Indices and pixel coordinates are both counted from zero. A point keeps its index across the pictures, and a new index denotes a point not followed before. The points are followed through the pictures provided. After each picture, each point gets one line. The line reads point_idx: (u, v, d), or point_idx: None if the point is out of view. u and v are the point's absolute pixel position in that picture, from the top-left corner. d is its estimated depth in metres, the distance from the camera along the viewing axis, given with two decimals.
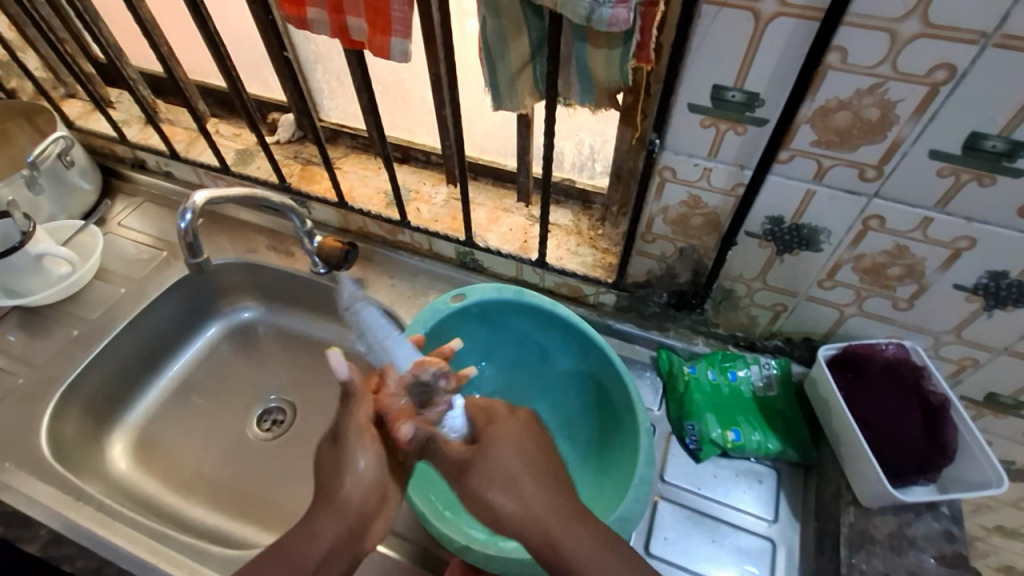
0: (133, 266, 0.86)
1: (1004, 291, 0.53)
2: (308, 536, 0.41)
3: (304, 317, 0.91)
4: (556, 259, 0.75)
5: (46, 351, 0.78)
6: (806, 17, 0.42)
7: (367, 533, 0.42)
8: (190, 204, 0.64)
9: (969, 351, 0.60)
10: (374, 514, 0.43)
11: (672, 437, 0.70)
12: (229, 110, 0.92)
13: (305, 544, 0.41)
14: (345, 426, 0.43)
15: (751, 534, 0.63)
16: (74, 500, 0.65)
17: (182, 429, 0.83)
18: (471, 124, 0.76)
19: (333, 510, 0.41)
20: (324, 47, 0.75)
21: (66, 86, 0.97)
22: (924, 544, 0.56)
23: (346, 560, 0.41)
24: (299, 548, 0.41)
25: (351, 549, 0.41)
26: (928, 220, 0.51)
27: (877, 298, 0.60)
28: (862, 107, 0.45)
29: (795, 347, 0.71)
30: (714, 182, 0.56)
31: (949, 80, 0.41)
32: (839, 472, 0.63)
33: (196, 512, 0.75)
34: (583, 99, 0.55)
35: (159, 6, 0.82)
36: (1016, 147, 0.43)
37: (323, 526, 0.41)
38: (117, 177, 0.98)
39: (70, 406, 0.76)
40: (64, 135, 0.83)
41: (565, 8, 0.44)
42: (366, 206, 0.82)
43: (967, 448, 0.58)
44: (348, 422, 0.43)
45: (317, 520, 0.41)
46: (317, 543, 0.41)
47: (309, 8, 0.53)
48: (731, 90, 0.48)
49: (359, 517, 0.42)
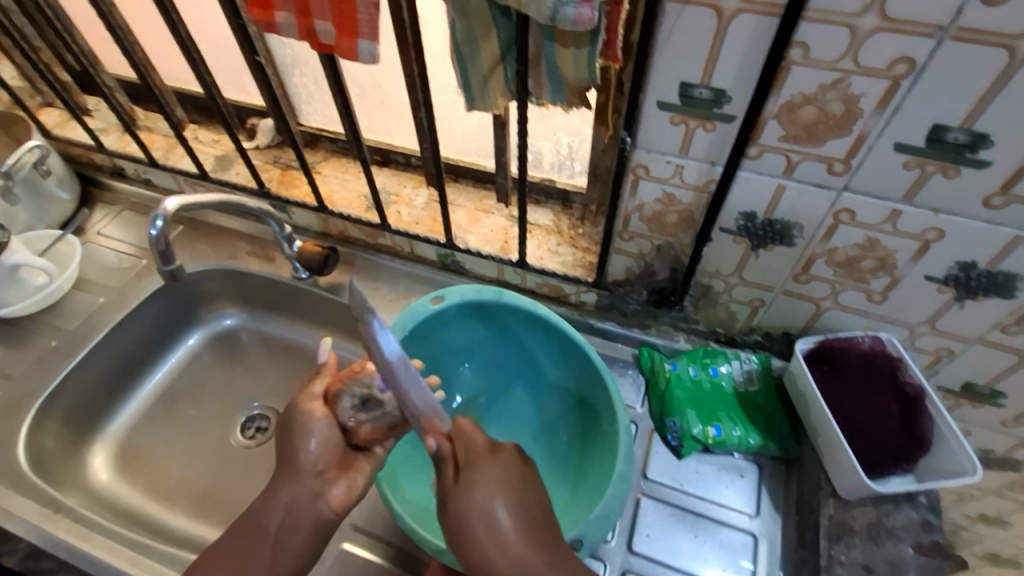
0: (113, 275, 0.86)
1: (975, 281, 0.54)
2: (269, 501, 0.48)
3: (286, 322, 0.90)
4: (536, 259, 0.75)
5: (24, 362, 0.77)
6: (768, 14, 0.42)
7: (326, 493, 0.49)
8: (161, 210, 0.64)
9: (943, 342, 0.61)
10: (333, 477, 0.51)
11: (654, 434, 0.70)
12: (208, 116, 0.92)
13: (265, 511, 0.48)
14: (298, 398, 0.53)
15: (732, 529, 0.63)
16: (53, 512, 0.65)
17: (164, 438, 0.83)
18: (448, 124, 0.76)
19: (290, 480, 0.49)
20: (300, 51, 0.75)
21: (42, 95, 0.96)
22: (902, 535, 0.56)
23: (305, 521, 0.48)
24: (262, 511, 0.48)
25: (309, 509, 0.48)
26: (897, 213, 0.51)
27: (851, 291, 0.60)
28: (827, 101, 0.46)
29: (774, 341, 0.71)
30: (687, 178, 0.57)
31: (910, 73, 0.42)
32: (818, 465, 0.63)
33: (178, 521, 0.75)
34: (555, 98, 0.55)
35: (133, 13, 0.82)
36: (977, 139, 0.44)
37: (284, 488, 0.49)
38: (97, 185, 0.97)
39: (48, 418, 0.75)
40: (39, 144, 0.82)
41: (530, 8, 0.44)
42: (346, 210, 0.82)
43: (943, 438, 0.59)
44: (301, 397, 0.53)
45: (280, 487, 0.49)
46: (276, 503, 0.48)
47: (277, 12, 0.53)
48: (698, 87, 0.48)
49: (317, 475, 0.50)
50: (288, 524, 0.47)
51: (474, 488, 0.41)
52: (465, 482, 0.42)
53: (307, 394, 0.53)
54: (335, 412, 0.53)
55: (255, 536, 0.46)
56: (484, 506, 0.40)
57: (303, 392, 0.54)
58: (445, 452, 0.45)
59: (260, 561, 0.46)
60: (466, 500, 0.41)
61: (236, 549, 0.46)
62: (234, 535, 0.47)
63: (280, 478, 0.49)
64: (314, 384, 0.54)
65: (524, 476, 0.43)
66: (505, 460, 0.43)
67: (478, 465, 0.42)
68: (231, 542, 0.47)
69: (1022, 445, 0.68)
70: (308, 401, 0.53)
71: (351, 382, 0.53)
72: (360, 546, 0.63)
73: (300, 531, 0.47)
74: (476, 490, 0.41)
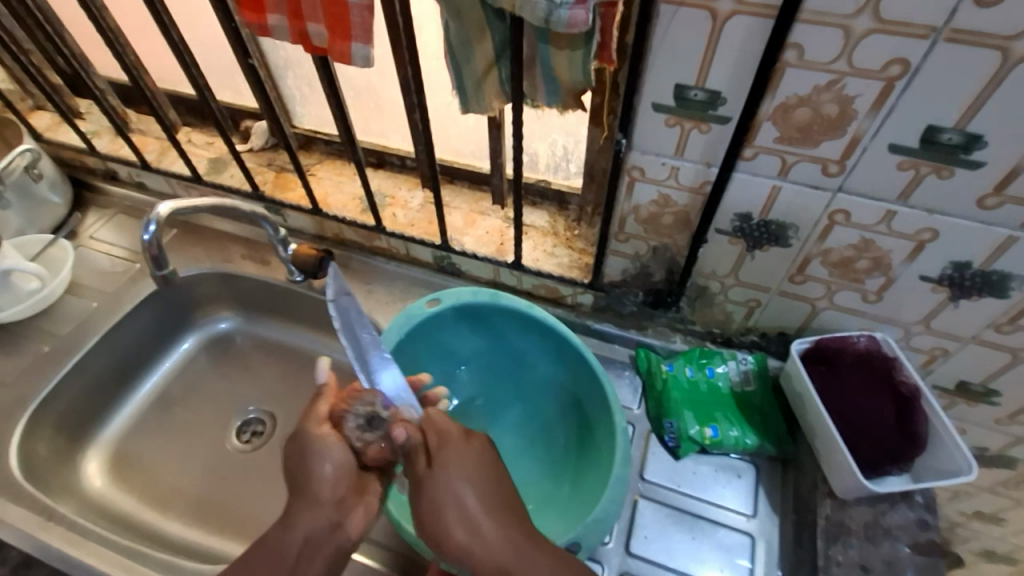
0: (107, 279, 0.85)
1: (969, 281, 0.54)
2: (287, 526, 0.44)
3: (281, 326, 0.90)
4: (532, 260, 0.74)
5: (16, 368, 0.76)
6: (762, 16, 0.42)
7: (346, 522, 0.46)
8: (154, 215, 0.63)
9: (938, 341, 0.61)
10: (350, 502, 0.48)
11: (651, 435, 0.70)
12: (201, 119, 0.91)
13: (282, 539, 0.44)
14: (306, 425, 0.49)
15: (730, 529, 0.63)
16: (46, 520, 0.64)
17: (159, 444, 0.82)
18: (443, 126, 0.76)
19: (311, 505, 0.45)
20: (293, 53, 0.75)
21: (32, 98, 0.95)
22: (898, 534, 0.57)
23: (327, 549, 0.44)
24: (278, 539, 0.44)
25: (331, 537, 0.45)
26: (892, 213, 0.51)
27: (847, 291, 0.61)
28: (821, 103, 0.46)
29: (770, 341, 0.71)
30: (682, 179, 0.57)
31: (904, 74, 0.42)
32: (815, 465, 0.63)
33: (174, 527, 0.74)
34: (550, 100, 0.55)
35: (125, 16, 0.81)
36: (971, 139, 0.44)
37: (304, 514, 0.45)
38: (89, 189, 0.96)
39: (41, 424, 0.74)
40: (30, 147, 0.82)
41: (524, 10, 0.44)
42: (342, 212, 0.81)
43: (938, 437, 0.59)
44: (308, 423, 0.49)
45: (299, 513, 0.45)
46: (295, 530, 0.44)
47: (269, 14, 0.53)
48: (694, 89, 0.48)
49: (337, 503, 0.46)
50: (308, 553, 0.43)
51: (449, 469, 0.44)
52: (439, 469, 0.44)
53: (312, 420, 0.49)
54: (343, 432, 0.49)
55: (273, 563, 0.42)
56: (458, 490, 0.43)
57: (307, 420, 0.50)
58: (416, 442, 0.47)
59: None
60: (438, 484, 0.44)
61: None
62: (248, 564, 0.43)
63: (297, 505, 0.46)
64: (320, 406, 0.51)
65: (492, 463, 0.46)
66: (477, 447, 0.47)
67: (450, 451, 0.46)
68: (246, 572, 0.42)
69: (1016, 442, 0.69)
70: (319, 428, 0.49)
71: (353, 401, 0.51)
72: (356, 551, 0.63)
73: (319, 561, 0.44)
74: (450, 472, 0.44)
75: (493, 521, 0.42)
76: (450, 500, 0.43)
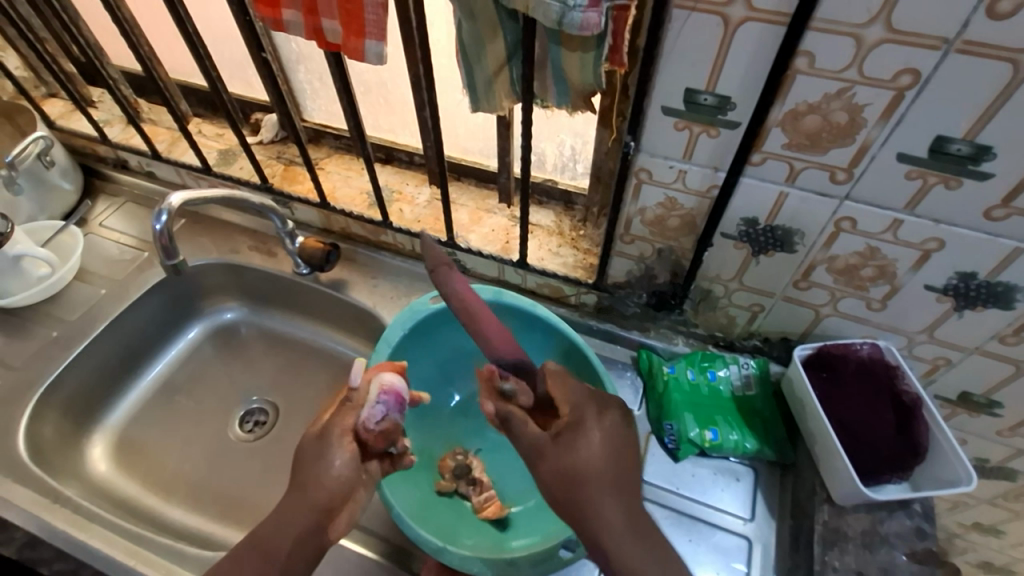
0: (115, 267, 0.86)
1: (974, 291, 0.54)
2: (279, 527, 0.46)
3: (285, 317, 0.91)
4: (537, 259, 0.75)
5: (25, 351, 0.77)
6: (774, 23, 0.42)
7: (330, 527, 0.47)
8: (166, 205, 0.63)
9: (941, 351, 0.61)
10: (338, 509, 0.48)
11: (651, 437, 0.71)
12: (212, 110, 0.92)
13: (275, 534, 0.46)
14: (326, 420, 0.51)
15: (727, 532, 0.64)
16: (51, 502, 0.65)
17: (163, 431, 0.83)
18: (452, 124, 0.76)
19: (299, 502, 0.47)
20: (306, 48, 0.75)
21: (47, 85, 0.96)
22: (896, 541, 0.57)
23: (309, 551, 0.46)
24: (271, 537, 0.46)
25: (314, 541, 0.46)
26: (898, 222, 0.51)
27: (851, 299, 0.61)
28: (831, 110, 0.46)
29: (773, 347, 0.71)
30: (689, 183, 0.57)
31: (914, 84, 0.42)
32: (814, 471, 0.63)
33: (176, 513, 0.75)
34: (560, 100, 0.56)
35: (139, 6, 0.81)
36: (981, 150, 0.44)
37: (294, 515, 0.46)
38: (100, 177, 0.97)
39: (48, 408, 0.75)
40: (43, 134, 0.82)
41: (538, 11, 0.44)
42: (349, 207, 0.82)
43: (938, 447, 0.59)
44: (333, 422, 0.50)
45: (288, 513, 0.47)
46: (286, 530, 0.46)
47: (284, 9, 0.53)
48: (703, 93, 0.49)
49: (324, 509, 0.47)
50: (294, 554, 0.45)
51: (580, 446, 0.45)
52: (569, 442, 0.45)
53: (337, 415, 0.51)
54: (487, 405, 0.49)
55: (262, 558, 0.45)
56: (589, 454, 0.44)
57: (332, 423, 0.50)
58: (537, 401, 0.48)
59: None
60: (572, 457, 0.44)
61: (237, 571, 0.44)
62: (237, 558, 0.45)
63: (289, 502, 0.47)
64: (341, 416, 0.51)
65: (627, 440, 0.47)
66: (605, 424, 0.47)
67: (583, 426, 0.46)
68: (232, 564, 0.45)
69: (1016, 455, 0.69)
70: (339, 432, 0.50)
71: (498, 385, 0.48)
72: (355, 542, 0.63)
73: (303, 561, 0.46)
74: (584, 451, 0.44)
75: (612, 501, 0.43)
76: (580, 473, 0.44)
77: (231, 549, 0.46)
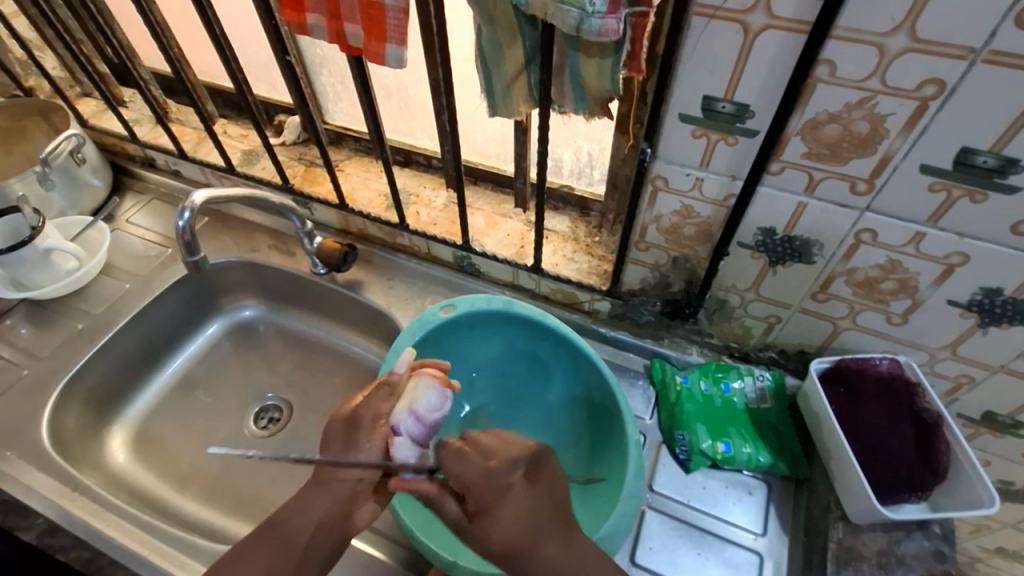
0: (139, 262, 0.88)
1: (999, 308, 0.52)
2: (299, 516, 0.49)
3: (304, 316, 0.92)
4: (552, 265, 0.75)
5: (51, 343, 0.79)
6: (794, 31, 0.42)
7: (353, 515, 0.49)
8: (189, 203, 0.65)
9: (964, 368, 0.59)
10: (361, 498, 0.50)
11: (662, 447, 0.70)
12: (237, 112, 0.94)
13: (298, 521, 0.48)
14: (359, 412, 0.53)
15: (739, 547, 0.63)
16: (70, 490, 0.67)
17: (180, 424, 0.85)
18: (470, 129, 0.77)
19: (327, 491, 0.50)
20: (329, 51, 0.76)
21: (81, 85, 0.99)
22: (913, 564, 0.55)
23: (332, 538, 0.48)
24: (294, 524, 0.48)
25: (336, 527, 0.48)
26: (920, 235, 0.50)
27: (870, 312, 0.59)
28: (852, 120, 0.45)
29: (789, 359, 0.70)
30: (706, 192, 0.56)
31: (939, 94, 0.41)
32: (829, 487, 0.62)
33: (190, 507, 0.76)
34: (577, 107, 0.55)
35: (170, 9, 0.84)
36: (1007, 163, 0.43)
37: (317, 504, 0.49)
38: (128, 175, 1.00)
39: (71, 398, 0.77)
40: (75, 132, 0.84)
41: (556, 18, 0.44)
42: (367, 208, 0.83)
43: (961, 469, 0.57)
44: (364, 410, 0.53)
45: (313, 501, 0.49)
46: (309, 518, 0.48)
47: (308, 13, 0.54)
48: (722, 101, 0.48)
49: (349, 497, 0.50)
50: (315, 541, 0.47)
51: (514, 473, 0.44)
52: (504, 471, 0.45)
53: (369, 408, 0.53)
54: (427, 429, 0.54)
55: (283, 544, 0.47)
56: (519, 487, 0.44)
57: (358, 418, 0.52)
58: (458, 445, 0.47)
59: (289, 564, 0.46)
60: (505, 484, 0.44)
61: (259, 554, 0.47)
62: (257, 541, 0.47)
63: (314, 492, 0.50)
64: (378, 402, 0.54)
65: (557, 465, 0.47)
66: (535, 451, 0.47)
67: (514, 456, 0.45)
68: (251, 550, 0.47)
69: None
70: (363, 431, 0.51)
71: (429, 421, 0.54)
72: (364, 542, 0.64)
73: (325, 546, 0.48)
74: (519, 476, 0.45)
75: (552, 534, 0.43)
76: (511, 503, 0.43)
77: (250, 534, 0.48)
